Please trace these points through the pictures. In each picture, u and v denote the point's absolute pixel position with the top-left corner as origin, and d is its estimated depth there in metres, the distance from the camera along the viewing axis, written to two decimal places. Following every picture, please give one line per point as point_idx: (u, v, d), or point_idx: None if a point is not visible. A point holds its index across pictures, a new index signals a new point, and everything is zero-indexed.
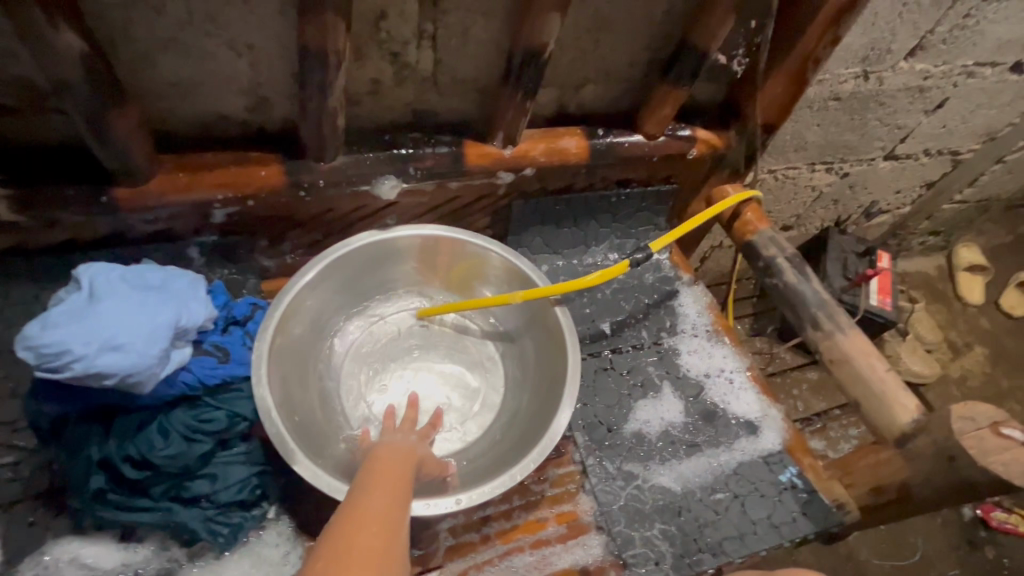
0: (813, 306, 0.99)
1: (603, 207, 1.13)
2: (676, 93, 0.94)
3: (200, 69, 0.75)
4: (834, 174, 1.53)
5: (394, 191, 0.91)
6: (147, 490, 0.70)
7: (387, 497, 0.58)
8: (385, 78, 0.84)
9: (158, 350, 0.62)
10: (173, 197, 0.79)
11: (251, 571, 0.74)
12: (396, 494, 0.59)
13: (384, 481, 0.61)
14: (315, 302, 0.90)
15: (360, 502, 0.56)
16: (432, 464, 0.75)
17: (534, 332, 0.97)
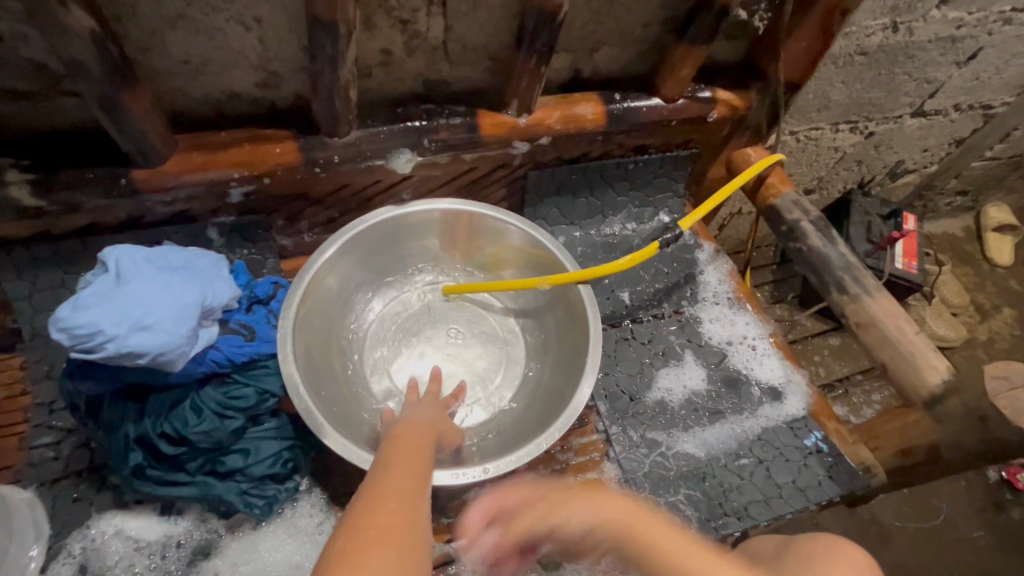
0: (838, 270, 0.96)
1: (621, 175, 1.11)
2: (695, 52, 0.90)
3: (210, 46, 0.74)
4: (859, 134, 1.47)
5: (410, 165, 0.90)
6: (184, 465, 0.72)
7: (409, 475, 0.60)
8: (396, 48, 0.82)
9: (186, 330, 0.63)
10: (190, 178, 0.79)
11: (287, 541, 0.76)
12: (419, 472, 0.61)
13: (404, 455, 0.64)
14: (336, 279, 0.90)
15: (383, 480, 0.58)
16: (452, 434, 0.77)
17: (555, 303, 0.96)
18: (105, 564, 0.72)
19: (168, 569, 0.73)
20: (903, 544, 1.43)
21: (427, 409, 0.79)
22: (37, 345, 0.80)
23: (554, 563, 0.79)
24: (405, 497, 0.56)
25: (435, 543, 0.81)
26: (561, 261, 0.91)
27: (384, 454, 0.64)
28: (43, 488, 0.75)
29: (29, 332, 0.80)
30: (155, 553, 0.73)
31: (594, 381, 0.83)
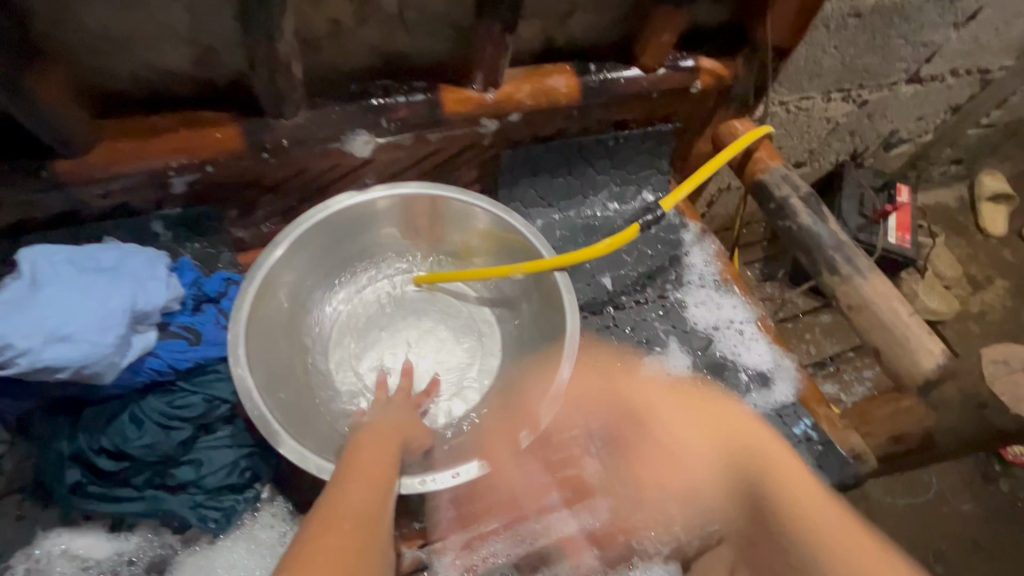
0: (830, 250, 0.91)
1: (601, 151, 1.04)
2: (675, 17, 0.83)
3: (133, 20, 0.67)
4: (852, 102, 1.41)
5: (368, 148, 0.83)
6: (130, 480, 0.67)
7: (368, 494, 0.55)
8: (346, 18, 0.75)
9: (112, 337, 0.58)
10: (121, 168, 0.72)
11: (247, 554, 0.71)
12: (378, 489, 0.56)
13: (364, 470, 0.59)
14: (293, 273, 0.84)
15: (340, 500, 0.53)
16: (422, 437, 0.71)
17: (529, 291, 0.90)
18: None
19: None
20: (894, 521, 1.42)
21: (395, 409, 0.73)
22: None
23: (533, 566, 0.77)
24: (363, 520, 0.52)
25: (406, 549, 0.77)
26: (535, 248, 0.85)
27: (342, 469, 0.59)
28: None
29: None
30: (105, 572, 0.69)
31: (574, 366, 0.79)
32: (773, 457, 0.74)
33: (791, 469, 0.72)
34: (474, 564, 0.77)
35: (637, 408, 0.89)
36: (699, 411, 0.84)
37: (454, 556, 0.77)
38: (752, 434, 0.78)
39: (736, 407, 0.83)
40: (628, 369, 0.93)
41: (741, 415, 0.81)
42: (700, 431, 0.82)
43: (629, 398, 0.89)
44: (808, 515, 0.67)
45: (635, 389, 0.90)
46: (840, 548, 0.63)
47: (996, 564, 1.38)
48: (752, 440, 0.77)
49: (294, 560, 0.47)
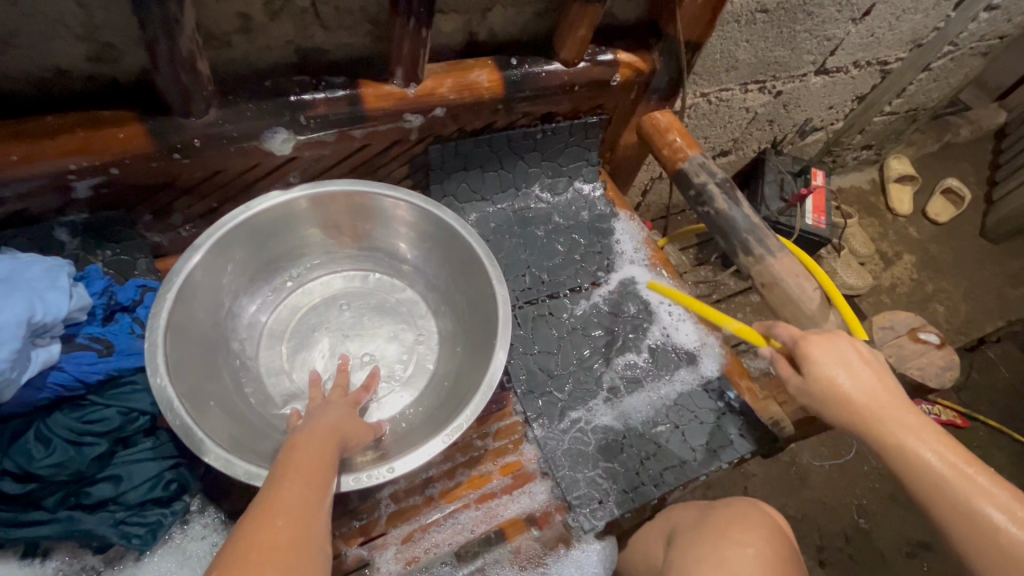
0: (744, 232, 0.97)
1: (530, 145, 1.07)
2: (591, 11, 0.86)
3: (15, 14, 0.62)
4: (768, 93, 1.49)
5: (288, 146, 0.81)
6: (40, 502, 0.64)
7: (306, 489, 0.57)
8: (255, 12, 0.72)
9: (7, 353, 0.55)
10: (9, 174, 0.67)
11: (176, 569, 0.69)
12: (312, 484, 0.57)
13: (302, 464, 0.59)
14: (216, 277, 0.82)
15: (275, 497, 0.54)
16: (361, 434, 0.70)
17: (461, 284, 0.91)
18: None
19: None
20: (820, 481, 1.53)
21: (332, 407, 0.73)
22: None
23: (473, 553, 0.78)
24: (301, 513, 0.53)
25: (347, 548, 0.77)
26: (464, 240, 0.86)
27: (279, 465, 0.60)
28: None
29: None
30: None
31: (509, 350, 0.80)
32: (973, 499, 0.56)
33: (970, 507, 0.56)
34: (415, 556, 0.77)
35: (843, 395, 0.67)
36: (868, 403, 0.66)
37: (395, 550, 0.77)
38: (954, 482, 0.58)
39: (912, 432, 0.63)
40: (833, 362, 0.70)
41: (927, 451, 0.61)
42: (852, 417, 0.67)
43: (839, 388, 0.68)
44: (972, 537, 0.55)
45: (838, 386, 0.68)
46: (997, 558, 0.53)
47: (910, 514, 1.51)
48: (940, 479, 0.59)
49: (230, 557, 0.48)
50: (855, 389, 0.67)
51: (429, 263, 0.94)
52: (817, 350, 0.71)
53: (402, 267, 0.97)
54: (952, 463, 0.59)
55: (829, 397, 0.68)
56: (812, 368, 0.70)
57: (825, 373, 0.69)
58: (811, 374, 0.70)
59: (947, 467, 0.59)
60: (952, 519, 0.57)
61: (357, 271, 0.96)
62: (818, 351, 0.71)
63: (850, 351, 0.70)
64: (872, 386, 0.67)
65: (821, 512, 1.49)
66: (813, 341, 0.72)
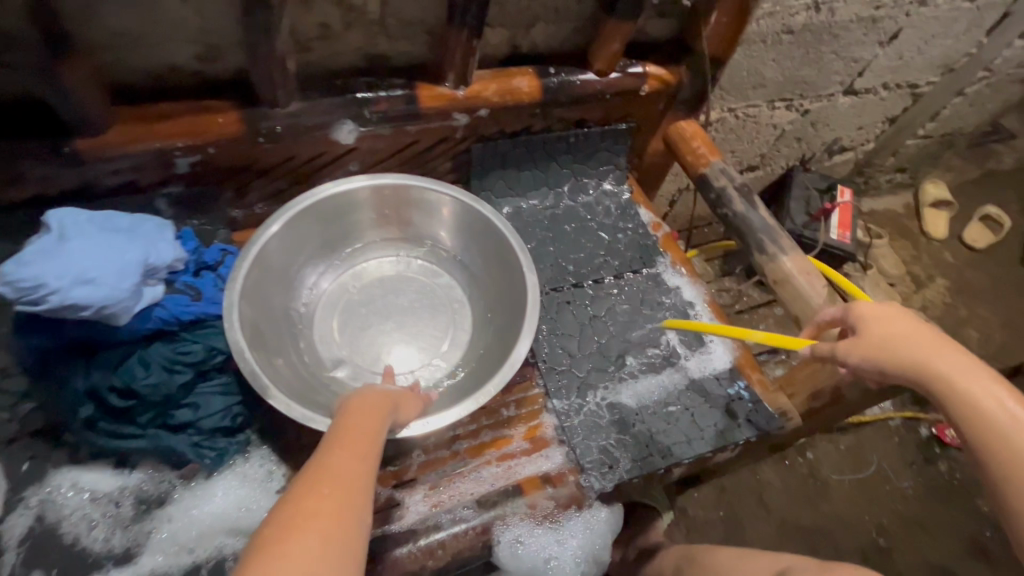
0: (760, 232, 1.04)
1: (563, 148, 1.18)
2: (623, 29, 0.97)
3: (149, 19, 0.77)
4: (795, 111, 1.57)
5: (352, 136, 0.94)
6: (134, 418, 0.75)
7: (350, 459, 0.59)
8: (333, 22, 0.86)
9: (129, 285, 0.66)
10: (130, 148, 0.82)
11: (238, 489, 0.80)
12: (359, 461, 0.59)
13: (353, 445, 0.61)
14: (285, 251, 0.94)
15: (325, 473, 0.56)
16: (407, 413, 0.75)
17: (495, 272, 1.02)
18: (61, 513, 0.76)
19: (122, 518, 0.76)
20: (837, 494, 1.54)
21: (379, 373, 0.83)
22: None
23: (492, 502, 0.85)
24: (343, 493, 0.54)
25: (382, 489, 0.86)
26: (501, 233, 0.96)
27: (332, 435, 0.62)
28: None
29: None
30: (110, 502, 0.77)
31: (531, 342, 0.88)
32: None
33: None
34: (440, 501, 0.86)
35: (899, 345, 0.63)
36: (924, 355, 0.62)
37: (423, 495, 0.86)
38: (1021, 437, 0.56)
39: (976, 388, 0.60)
40: (882, 316, 0.66)
41: (999, 407, 0.58)
42: (912, 372, 0.62)
43: (888, 341, 0.64)
44: None
45: (885, 342, 0.64)
46: None
47: (929, 534, 1.51)
48: (999, 432, 0.57)
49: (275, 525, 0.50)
50: (912, 345, 0.63)
51: (468, 251, 1.05)
52: (863, 311, 0.67)
53: (444, 255, 1.08)
54: (1016, 416, 0.57)
55: (879, 351, 0.64)
56: (871, 323, 0.66)
57: (871, 327, 0.66)
58: (864, 327, 0.66)
59: (1008, 419, 0.57)
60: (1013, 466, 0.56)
61: (404, 255, 1.08)
62: (868, 307, 0.67)
63: (897, 308, 0.67)
64: (927, 343, 0.63)
65: (837, 525, 1.50)
66: (861, 300, 0.68)
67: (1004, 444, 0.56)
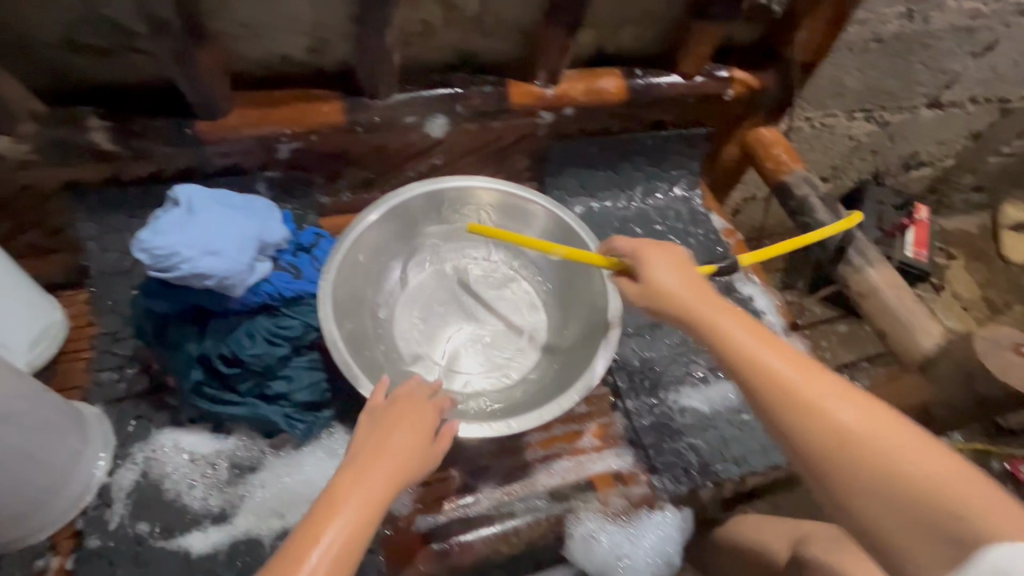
0: (844, 243, 1.00)
1: (639, 149, 1.18)
2: (714, 32, 0.96)
3: (269, 12, 0.81)
4: (874, 122, 1.52)
5: (442, 130, 0.97)
6: (236, 386, 0.80)
7: (374, 487, 0.60)
8: (434, 19, 0.89)
9: (247, 259, 0.71)
10: (243, 133, 0.87)
11: (323, 462, 0.83)
12: (382, 484, 0.61)
13: (379, 461, 0.62)
14: (374, 242, 0.96)
15: (346, 491, 0.59)
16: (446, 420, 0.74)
17: (576, 281, 1.01)
18: (164, 471, 0.81)
19: (218, 480, 0.81)
20: None
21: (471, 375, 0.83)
22: (117, 283, 0.94)
23: (565, 496, 0.87)
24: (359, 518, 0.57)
25: (457, 473, 0.88)
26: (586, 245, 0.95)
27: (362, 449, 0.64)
28: (108, 407, 0.86)
29: (107, 271, 0.93)
30: (208, 464, 0.82)
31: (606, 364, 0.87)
32: (812, 400, 0.55)
33: (812, 410, 0.55)
34: (513, 489, 0.87)
35: (676, 293, 0.68)
36: (709, 312, 0.66)
37: (496, 482, 0.88)
38: (810, 383, 0.57)
39: (753, 338, 0.61)
40: (662, 267, 0.71)
41: (779, 356, 0.59)
42: (685, 315, 0.67)
43: (673, 292, 0.68)
44: (823, 447, 0.53)
45: (664, 286, 0.69)
46: (820, 443, 0.54)
47: None
48: (772, 373, 0.58)
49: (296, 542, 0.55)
50: (685, 291, 0.68)
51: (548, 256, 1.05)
52: (645, 256, 0.72)
53: (525, 258, 1.07)
54: (791, 360, 0.59)
55: (655, 291, 0.69)
56: (664, 272, 0.70)
57: (660, 278, 0.70)
58: (638, 274, 0.71)
59: (785, 365, 0.58)
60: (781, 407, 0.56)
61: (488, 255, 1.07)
62: (648, 255, 0.72)
63: (686, 265, 0.72)
64: (714, 297, 0.67)
65: None
66: (650, 244, 0.73)
67: (768, 382, 0.57)
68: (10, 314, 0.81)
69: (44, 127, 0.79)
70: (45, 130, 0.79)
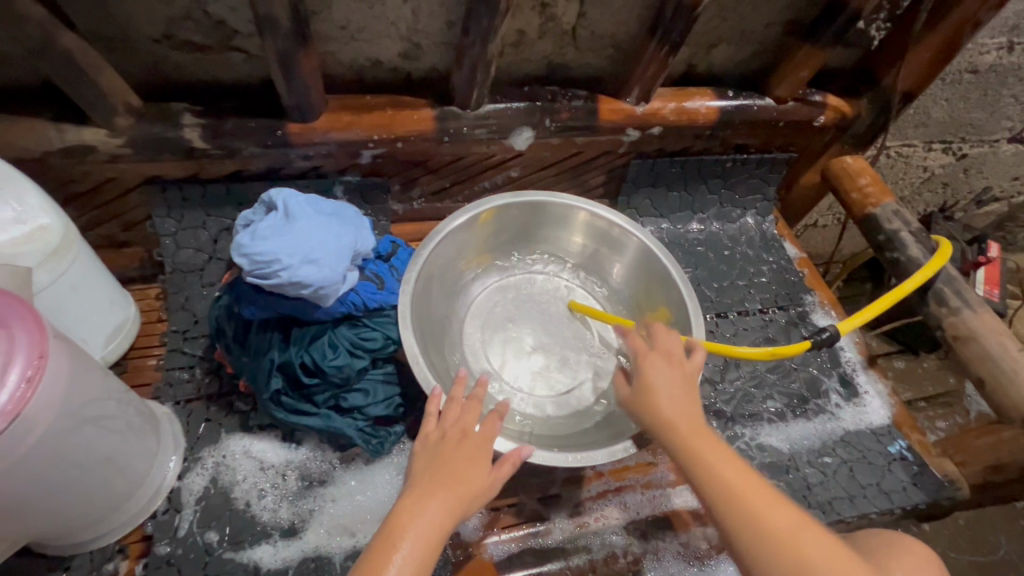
0: (942, 283, 0.95)
1: (717, 172, 1.14)
2: (816, 56, 0.93)
3: (370, 15, 0.80)
4: (951, 154, 1.45)
5: (526, 143, 0.94)
6: (313, 396, 0.77)
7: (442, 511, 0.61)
8: (530, 29, 0.86)
9: (342, 269, 0.69)
10: (331, 136, 0.85)
11: (394, 479, 0.81)
12: (447, 504, 0.61)
13: (439, 482, 0.63)
14: (453, 251, 0.93)
15: (410, 513, 0.60)
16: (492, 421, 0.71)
17: (653, 307, 0.97)
18: (234, 478, 0.79)
19: (288, 492, 0.79)
20: None
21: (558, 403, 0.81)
22: (190, 281, 0.92)
23: (641, 532, 0.84)
24: (425, 538, 0.58)
25: (527, 500, 0.84)
26: (670, 271, 0.93)
27: (419, 469, 0.65)
28: (177, 407, 0.84)
29: (182, 268, 0.92)
30: (277, 474, 0.80)
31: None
32: (783, 531, 0.52)
33: (792, 551, 0.51)
34: (585, 522, 0.84)
35: (666, 409, 0.64)
36: (682, 424, 0.63)
37: (569, 512, 0.84)
38: (749, 503, 0.54)
39: (717, 458, 0.59)
40: (667, 378, 0.67)
41: (736, 477, 0.57)
42: (661, 427, 0.64)
43: (672, 408, 0.64)
44: None
45: (662, 403, 0.65)
46: None
47: None
48: (737, 498, 0.55)
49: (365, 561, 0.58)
50: (677, 413, 0.63)
51: (622, 276, 1.02)
52: (648, 367, 0.69)
53: (596, 280, 1.05)
54: (747, 481, 0.56)
55: (658, 417, 0.64)
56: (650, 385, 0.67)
57: (651, 384, 0.67)
58: (648, 385, 0.67)
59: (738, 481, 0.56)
60: (750, 539, 0.53)
61: (556, 274, 1.05)
62: (647, 365, 0.69)
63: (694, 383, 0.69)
64: (714, 435, 0.62)
65: None
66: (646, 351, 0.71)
67: (764, 518, 0.53)
68: (95, 309, 0.80)
69: (141, 122, 0.78)
70: (140, 124, 0.78)
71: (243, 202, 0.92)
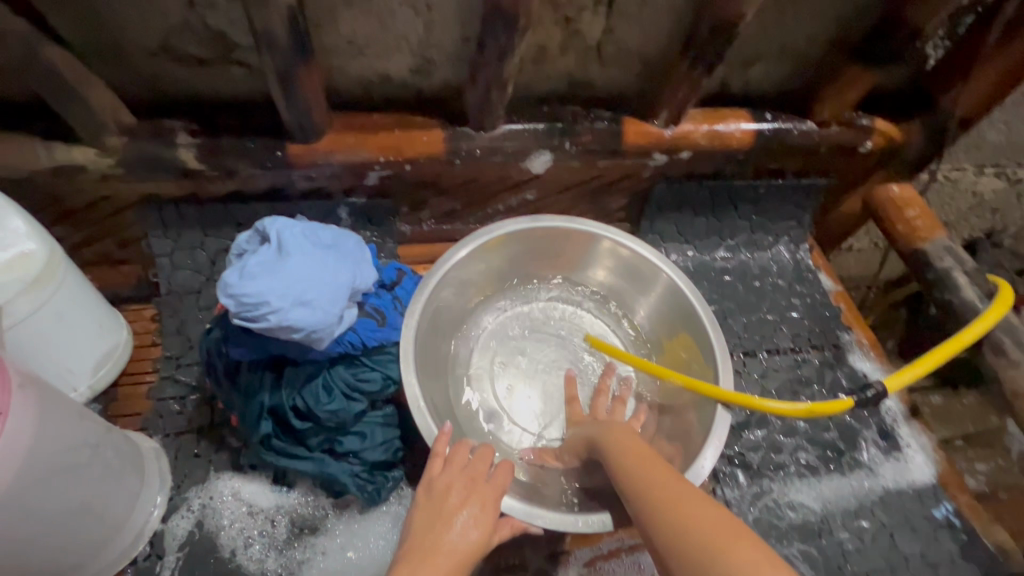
0: (1000, 331, 0.85)
1: (748, 197, 1.05)
2: (865, 77, 0.84)
3: (379, 28, 0.74)
4: (1004, 179, 1.34)
5: (544, 166, 0.88)
6: (305, 440, 0.72)
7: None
8: (552, 45, 0.80)
9: (338, 310, 0.63)
10: (335, 157, 0.79)
11: (391, 528, 0.77)
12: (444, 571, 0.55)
13: (438, 545, 0.57)
14: (461, 280, 0.87)
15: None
16: (500, 477, 0.65)
17: (676, 345, 0.90)
18: (220, 522, 0.75)
19: (277, 539, 0.74)
20: None
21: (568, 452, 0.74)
22: (185, 304, 0.88)
23: None
24: None
25: (534, 557, 0.78)
26: (697, 310, 0.85)
27: (417, 524, 0.60)
28: (166, 440, 0.79)
29: (178, 291, 0.88)
30: (267, 519, 0.75)
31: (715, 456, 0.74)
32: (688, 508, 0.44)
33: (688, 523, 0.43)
34: None
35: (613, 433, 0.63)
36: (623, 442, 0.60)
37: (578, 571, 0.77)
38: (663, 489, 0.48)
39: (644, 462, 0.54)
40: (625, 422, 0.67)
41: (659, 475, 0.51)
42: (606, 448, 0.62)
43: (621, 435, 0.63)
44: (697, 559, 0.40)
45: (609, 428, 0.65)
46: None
47: None
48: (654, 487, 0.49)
49: None
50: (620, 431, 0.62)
51: (643, 308, 0.95)
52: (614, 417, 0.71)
53: (614, 311, 0.98)
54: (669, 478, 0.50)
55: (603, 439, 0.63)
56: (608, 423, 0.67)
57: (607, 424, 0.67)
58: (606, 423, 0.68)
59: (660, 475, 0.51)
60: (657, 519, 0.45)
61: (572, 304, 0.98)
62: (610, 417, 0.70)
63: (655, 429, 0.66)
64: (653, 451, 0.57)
65: None
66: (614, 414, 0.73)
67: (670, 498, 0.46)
68: (81, 337, 0.76)
69: (133, 140, 0.73)
70: (132, 143, 0.73)
71: (242, 223, 0.87)
